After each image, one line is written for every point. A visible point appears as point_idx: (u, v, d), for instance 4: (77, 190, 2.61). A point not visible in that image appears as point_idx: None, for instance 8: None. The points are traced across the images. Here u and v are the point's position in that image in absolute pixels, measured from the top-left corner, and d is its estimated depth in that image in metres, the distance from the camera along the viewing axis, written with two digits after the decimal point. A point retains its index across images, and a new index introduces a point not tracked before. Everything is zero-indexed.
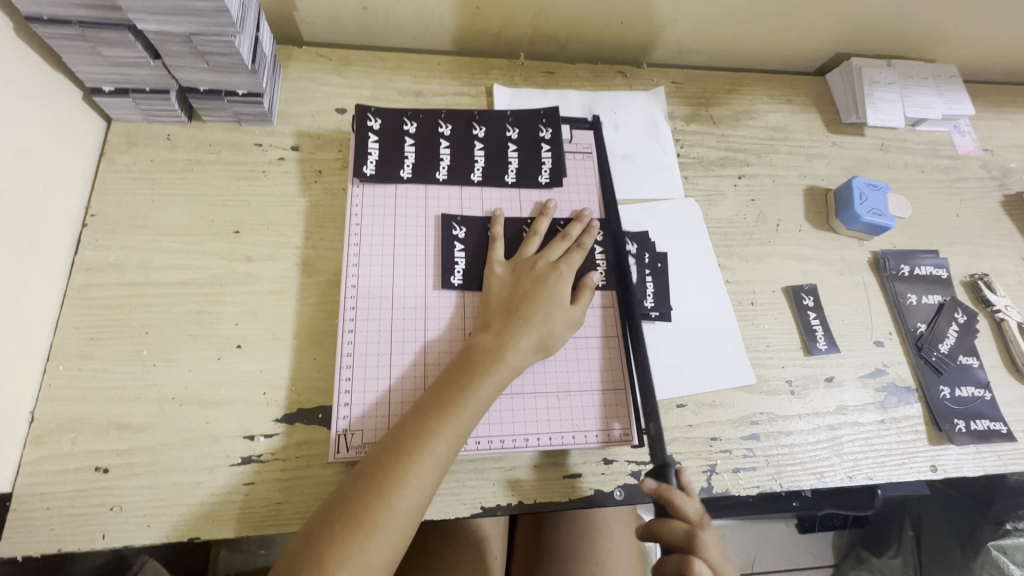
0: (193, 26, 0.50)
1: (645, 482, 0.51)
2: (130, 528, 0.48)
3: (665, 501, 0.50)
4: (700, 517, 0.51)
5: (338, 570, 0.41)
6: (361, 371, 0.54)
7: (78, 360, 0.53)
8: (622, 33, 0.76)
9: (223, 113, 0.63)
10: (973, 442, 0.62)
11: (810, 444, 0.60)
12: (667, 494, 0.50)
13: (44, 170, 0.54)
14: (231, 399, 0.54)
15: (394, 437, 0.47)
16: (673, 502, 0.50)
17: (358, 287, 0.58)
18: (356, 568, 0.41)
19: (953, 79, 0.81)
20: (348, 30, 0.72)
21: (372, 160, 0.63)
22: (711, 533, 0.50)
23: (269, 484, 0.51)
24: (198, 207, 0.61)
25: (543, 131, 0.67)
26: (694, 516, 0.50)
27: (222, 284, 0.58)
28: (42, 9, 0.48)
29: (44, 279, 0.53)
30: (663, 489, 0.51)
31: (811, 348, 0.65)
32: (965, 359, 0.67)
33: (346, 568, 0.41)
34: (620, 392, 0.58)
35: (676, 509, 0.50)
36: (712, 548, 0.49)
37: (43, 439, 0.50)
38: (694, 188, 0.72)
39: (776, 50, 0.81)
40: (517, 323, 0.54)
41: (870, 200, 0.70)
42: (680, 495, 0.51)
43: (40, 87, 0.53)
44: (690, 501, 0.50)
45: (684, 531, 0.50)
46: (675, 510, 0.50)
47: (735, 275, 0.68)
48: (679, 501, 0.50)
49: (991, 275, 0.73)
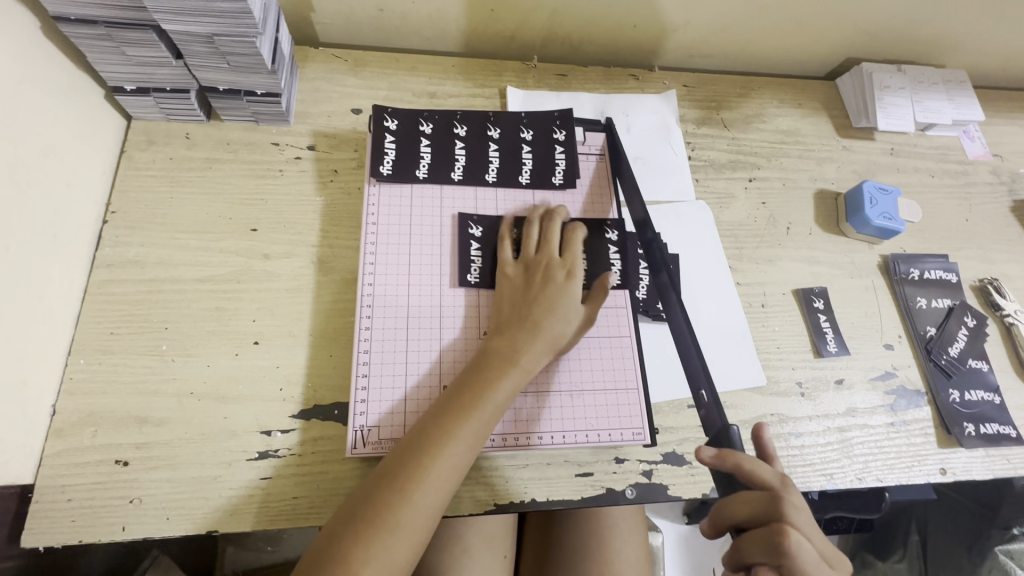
0: (216, 26, 0.51)
1: (705, 450, 0.46)
2: (149, 520, 0.49)
3: (733, 467, 0.46)
4: (779, 479, 0.46)
5: (363, 567, 0.41)
6: (377, 368, 0.55)
7: (99, 354, 0.54)
8: (635, 36, 0.77)
9: (241, 113, 0.64)
10: (982, 445, 0.62)
11: (820, 446, 0.60)
12: (736, 460, 0.46)
13: (67, 167, 0.54)
14: (248, 395, 0.54)
15: (414, 437, 0.48)
16: (743, 468, 0.45)
17: (374, 285, 0.58)
18: (380, 566, 0.42)
19: (962, 85, 0.82)
20: (364, 32, 0.73)
21: (388, 160, 0.63)
22: (795, 493, 0.45)
23: (285, 479, 0.52)
24: (216, 205, 0.62)
25: (557, 133, 0.68)
26: (770, 479, 0.45)
27: (239, 281, 0.59)
28: (69, 9, 0.49)
29: (66, 274, 0.54)
30: (730, 454, 0.46)
31: (821, 350, 0.65)
32: (974, 363, 0.67)
33: (370, 566, 0.42)
34: (632, 392, 0.58)
35: (748, 476, 0.45)
36: (799, 510, 0.44)
37: (64, 431, 0.51)
38: (705, 191, 0.72)
39: (787, 55, 0.82)
40: (534, 326, 0.54)
41: (880, 204, 0.71)
42: (749, 460, 0.46)
43: (64, 85, 0.54)
44: (764, 466, 0.46)
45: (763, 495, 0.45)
46: (746, 477, 0.45)
47: (746, 278, 0.68)
48: (750, 468, 0.46)
49: (1000, 280, 0.73)
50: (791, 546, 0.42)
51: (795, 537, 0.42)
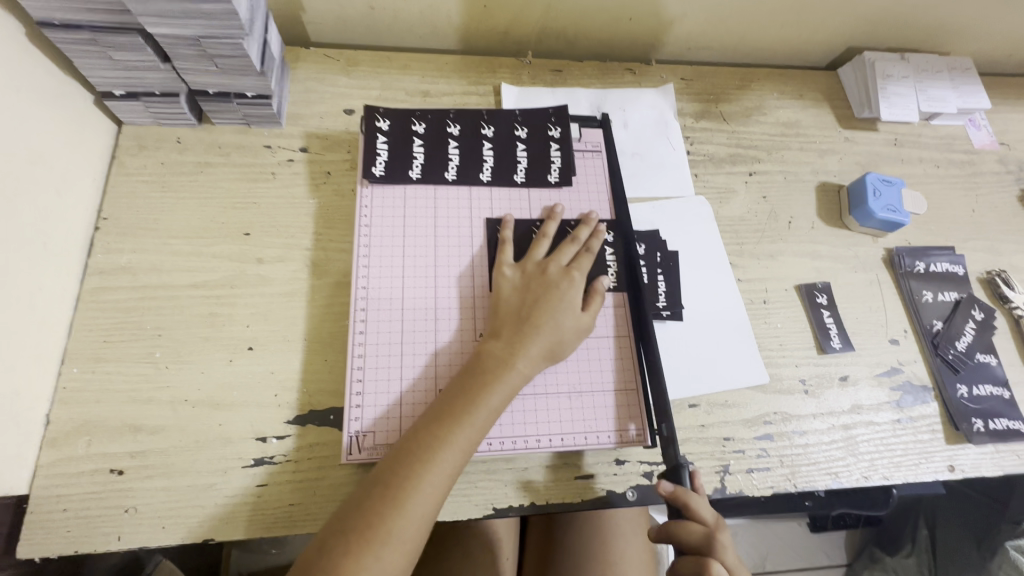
0: (202, 28, 0.50)
1: (662, 485, 0.50)
2: (145, 529, 0.48)
3: (683, 505, 0.50)
4: (716, 518, 0.50)
5: None
6: (372, 373, 0.54)
7: (92, 362, 0.54)
8: (631, 29, 0.75)
9: (233, 115, 0.63)
10: (991, 441, 0.61)
11: (824, 444, 0.59)
12: (685, 500, 0.49)
13: (56, 175, 0.54)
14: (243, 401, 0.54)
15: (407, 445, 0.47)
16: (690, 507, 0.49)
17: (368, 288, 0.58)
18: None
19: (968, 72, 0.80)
20: (356, 31, 0.72)
21: (381, 162, 0.62)
22: (728, 534, 0.50)
23: (281, 486, 0.51)
24: (208, 210, 0.61)
25: (552, 129, 0.67)
26: (708, 519, 0.50)
27: (233, 286, 0.58)
28: (52, 14, 0.48)
29: (57, 283, 0.54)
30: (683, 493, 0.50)
31: (824, 347, 0.64)
32: (982, 357, 0.66)
33: None
34: (632, 393, 0.57)
35: (693, 515, 0.49)
36: (727, 549, 0.49)
37: (59, 441, 0.50)
38: (704, 186, 0.71)
39: (787, 46, 0.80)
40: (527, 330, 0.53)
41: (884, 196, 0.69)
42: (695, 498, 0.50)
43: (52, 92, 0.54)
44: (708, 505, 0.50)
45: (700, 531, 0.49)
46: (691, 514, 0.49)
47: (747, 274, 0.67)
48: (696, 506, 0.50)
49: (1009, 272, 0.71)
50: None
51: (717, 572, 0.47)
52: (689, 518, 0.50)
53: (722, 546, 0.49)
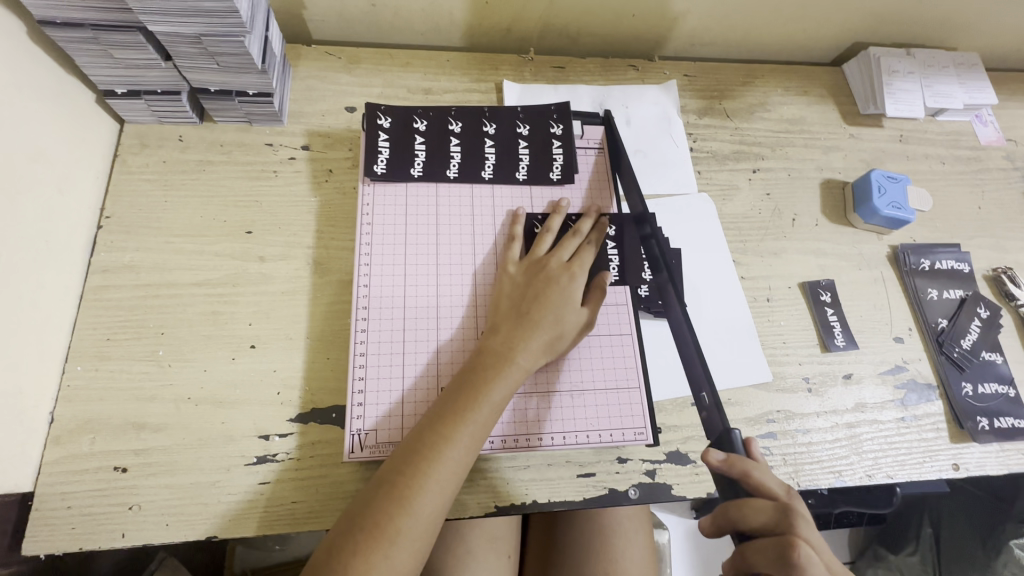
0: (202, 26, 0.50)
1: (713, 453, 0.45)
2: (149, 527, 0.49)
3: (742, 474, 0.44)
4: (784, 488, 0.45)
5: None
6: (373, 372, 0.54)
7: (96, 361, 0.54)
8: (634, 25, 0.75)
9: (234, 113, 0.63)
10: (996, 440, 0.61)
11: (828, 442, 0.59)
12: (745, 467, 0.44)
13: (58, 173, 0.54)
14: (246, 399, 0.54)
15: (411, 443, 0.47)
16: (751, 474, 0.44)
17: (369, 286, 0.58)
18: None
19: (974, 68, 0.79)
20: (358, 28, 0.72)
21: (382, 160, 0.62)
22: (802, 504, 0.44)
23: (284, 484, 0.51)
24: (211, 208, 0.61)
25: (554, 127, 0.66)
26: (776, 490, 0.44)
27: (235, 285, 0.58)
28: (54, 13, 0.48)
29: (60, 282, 0.54)
30: (739, 461, 0.44)
31: (828, 345, 0.63)
32: (988, 355, 0.65)
33: None
34: (634, 391, 0.57)
35: (757, 483, 0.44)
36: (806, 523, 0.43)
37: (63, 438, 0.51)
38: (708, 183, 0.71)
39: (791, 42, 0.80)
40: (529, 324, 0.53)
41: (889, 193, 0.69)
42: (757, 468, 0.44)
43: (53, 91, 0.54)
44: (773, 475, 0.44)
45: (771, 506, 0.43)
46: (755, 485, 0.44)
47: (751, 271, 0.67)
48: (760, 476, 0.44)
49: (1015, 269, 0.71)
50: (801, 559, 0.41)
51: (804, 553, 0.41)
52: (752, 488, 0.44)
53: (802, 521, 0.43)
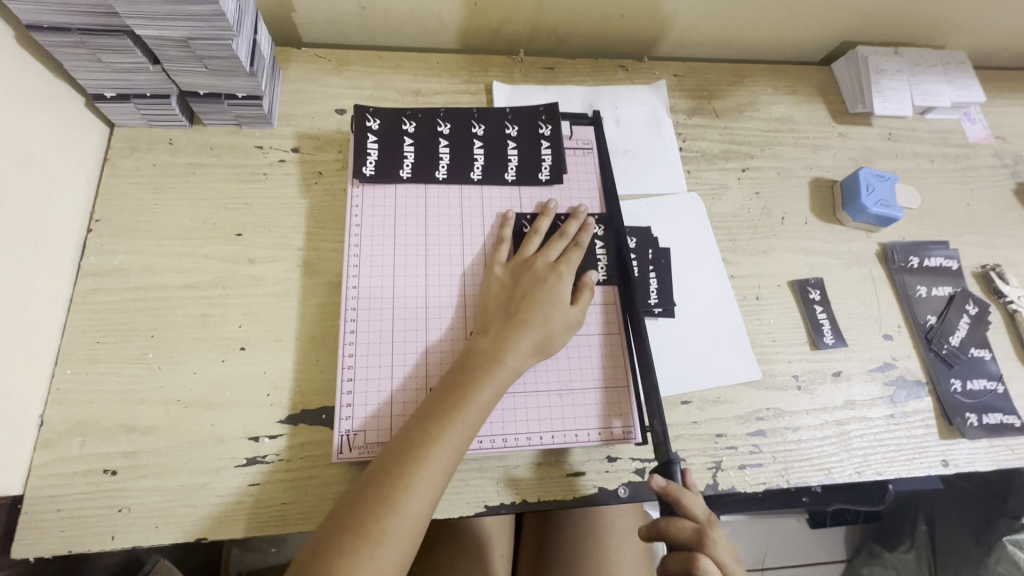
0: (190, 30, 0.50)
1: (656, 477, 0.50)
2: (139, 529, 0.49)
3: (675, 499, 0.49)
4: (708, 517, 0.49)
5: None
6: (362, 372, 0.54)
7: (85, 364, 0.54)
8: (623, 25, 0.75)
9: (223, 116, 0.64)
10: (985, 436, 0.61)
11: (817, 440, 0.59)
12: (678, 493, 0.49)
13: (47, 177, 0.54)
14: (235, 401, 0.54)
15: (399, 444, 0.47)
16: (681, 500, 0.49)
17: (359, 288, 0.58)
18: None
19: (962, 66, 0.80)
20: (347, 31, 0.72)
21: (371, 161, 0.63)
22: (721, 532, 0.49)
23: (273, 485, 0.52)
24: (201, 210, 0.61)
25: (543, 127, 0.67)
26: (700, 517, 0.49)
27: (225, 287, 0.59)
28: (41, 17, 0.49)
29: (49, 285, 0.54)
30: (675, 487, 0.49)
31: (817, 342, 0.64)
32: (976, 352, 0.65)
33: None
34: (623, 390, 0.57)
35: (685, 508, 0.49)
36: (721, 547, 0.48)
37: (52, 442, 0.51)
38: (697, 182, 0.71)
39: (780, 41, 0.80)
40: (517, 325, 0.53)
41: (877, 191, 0.69)
42: (689, 495, 0.50)
43: (42, 95, 0.54)
44: (699, 503, 0.49)
45: (692, 528, 0.48)
46: (682, 509, 0.49)
47: (740, 270, 0.67)
48: (687, 502, 0.49)
49: (1004, 266, 0.71)
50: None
51: (707, 571, 0.46)
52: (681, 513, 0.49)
53: (716, 543, 0.48)
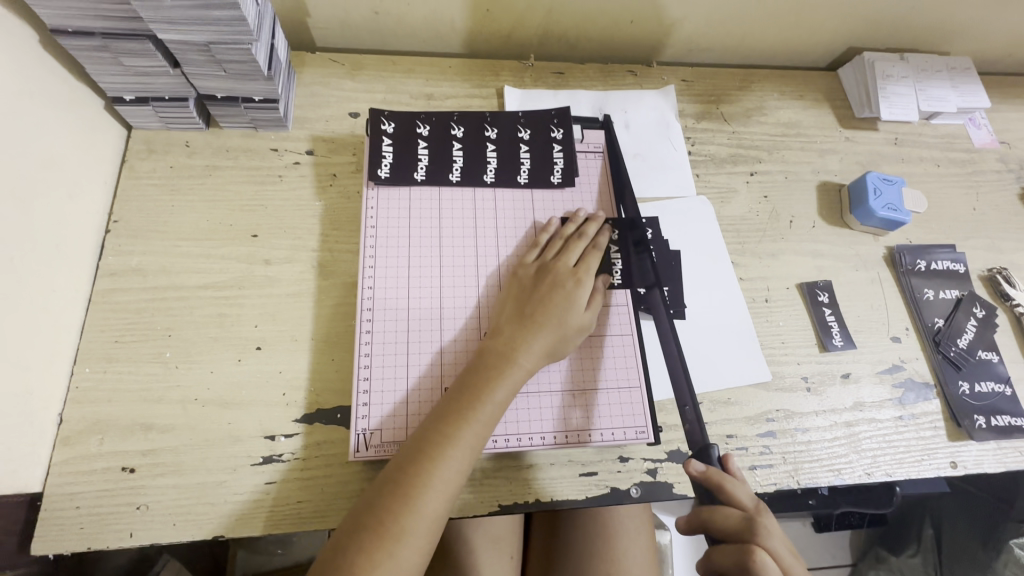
0: (211, 34, 0.51)
1: (695, 464, 0.51)
2: (157, 526, 0.49)
3: (717, 485, 0.51)
4: (755, 504, 0.51)
5: None
6: (378, 371, 0.55)
7: (104, 362, 0.54)
8: (632, 31, 0.76)
9: (240, 119, 0.64)
10: (993, 438, 0.61)
11: (827, 441, 0.60)
12: (720, 479, 0.51)
13: (68, 178, 0.55)
14: (252, 400, 0.55)
15: (417, 443, 0.48)
16: (724, 486, 0.51)
17: (374, 288, 0.58)
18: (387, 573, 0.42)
19: (967, 72, 0.81)
20: (361, 35, 0.73)
21: (386, 164, 0.63)
22: (770, 519, 0.50)
23: (289, 483, 0.52)
24: (217, 212, 0.62)
25: (555, 131, 0.67)
26: (746, 502, 0.51)
27: (241, 287, 0.59)
28: (66, 21, 0.49)
29: (69, 285, 0.54)
30: (716, 473, 0.51)
31: (826, 344, 0.64)
32: (984, 354, 0.66)
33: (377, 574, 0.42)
34: (636, 391, 0.58)
35: (729, 494, 0.51)
36: (772, 533, 0.49)
37: (71, 439, 0.51)
38: (706, 186, 0.72)
39: (787, 47, 0.81)
40: (532, 326, 0.54)
41: (884, 195, 0.70)
42: (731, 481, 0.51)
43: (63, 97, 0.55)
44: (744, 489, 0.51)
45: (739, 515, 0.50)
46: (727, 495, 0.51)
47: (749, 273, 0.68)
48: (731, 487, 0.51)
49: (1010, 269, 0.72)
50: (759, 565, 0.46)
51: (763, 557, 0.47)
52: (726, 497, 0.51)
53: (767, 530, 0.49)
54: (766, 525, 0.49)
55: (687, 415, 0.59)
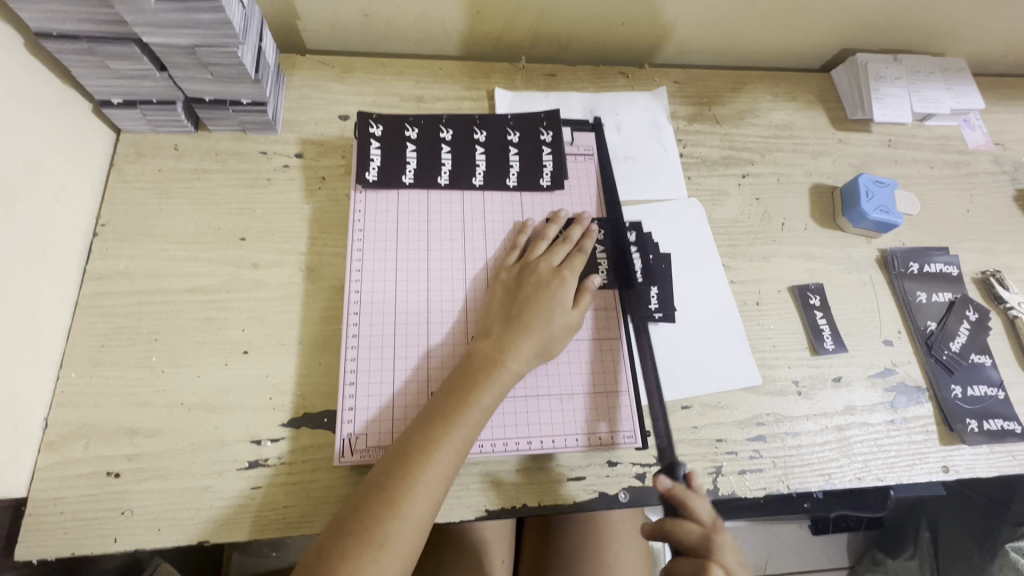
0: (197, 38, 0.51)
1: (661, 479, 0.50)
2: (141, 531, 0.49)
3: (680, 501, 0.50)
4: (714, 519, 0.51)
5: None
6: (364, 376, 0.55)
7: (90, 367, 0.54)
8: (624, 33, 0.76)
9: (229, 122, 0.64)
10: (985, 442, 0.61)
11: (817, 445, 0.59)
12: (683, 495, 0.50)
13: (55, 182, 0.55)
14: (238, 404, 0.54)
15: (402, 447, 0.47)
16: (687, 503, 0.50)
17: (361, 292, 0.58)
18: None
19: (961, 73, 0.80)
20: (351, 38, 0.73)
21: (374, 167, 0.63)
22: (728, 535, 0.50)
23: (275, 488, 0.52)
24: (205, 215, 0.62)
25: (544, 134, 0.67)
26: (706, 518, 0.50)
27: (229, 291, 0.59)
28: (50, 25, 0.49)
29: (55, 289, 0.54)
30: (680, 490, 0.51)
31: (818, 348, 0.64)
32: (977, 358, 0.65)
33: None
34: (624, 395, 0.58)
35: (690, 510, 0.50)
36: (727, 550, 0.49)
37: (56, 444, 0.51)
38: (697, 188, 0.72)
39: (780, 48, 0.81)
40: (519, 328, 0.54)
41: (876, 197, 0.70)
42: (694, 497, 0.51)
43: (50, 101, 0.55)
44: (706, 505, 0.50)
45: (698, 531, 0.50)
46: (689, 511, 0.50)
47: (740, 276, 0.67)
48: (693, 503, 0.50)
49: (1004, 272, 0.71)
50: None
51: (717, 574, 0.47)
52: (687, 513, 0.50)
53: (722, 546, 0.49)
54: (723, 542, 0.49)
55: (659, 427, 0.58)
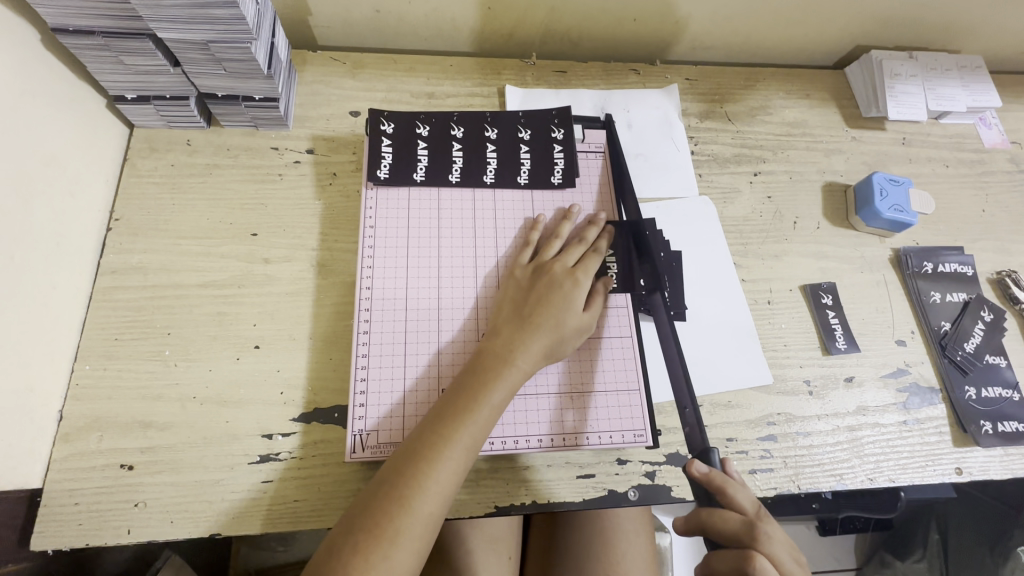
0: (210, 33, 0.51)
1: (697, 465, 0.51)
2: (154, 523, 0.49)
3: (719, 488, 0.50)
4: (755, 510, 0.50)
5: None
6: (375, 372, 0.55)
7: (104, 360, 0.55)
8: (636, 29, 0.75)
9: (241, 118, 0.65)
10: (1000, 444, 0.60)
11: (828, 445, 0.59)
12: (721, 481, 0.51)
13: (69, 176, 0.55)
14: (250, 399, 0.55)
15: (414, 443, 0.47)
16: (726, 489, 0.50)
17: (372, 288, 0.58)
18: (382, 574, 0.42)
19: (978, 70, 0.79)
20: (363, 34, 0.73)
21: (385, 164, 0.63)
22: (771, 525, 0.49)
23: (286, 482, 0.52)
24: (217, 211, 0.62)
25: (555, 131, 0.67)
26: (747, 508, 0.50)
27: (241, 286, 0.59)
28: (67, 20, 0.50)
29: (69, 283, 0.55)
30: (717, 476, 0.51)
31: (830, 348, 0.63)
32: (991, 359, 0.65)
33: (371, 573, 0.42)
34: (634, 393, 0.57)
35: (730, 498, 0.50)
36: (772, 540, 0.48)
37: (71, 436, 0.52)
38: (709, 186, 0.71)
39: (792, 45, 0.80)
40: (530, 327, 0.54)
41: (891, 196, 0.69)
42: (733, 485, 0.51)
43: (65, 96, 0.55)
44: (745, 493, 0.51)
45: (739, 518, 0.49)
46: (728, 498, 0.50)
47: (751, 274, 0.67)
48: (733, 493, 0.50)
49: (1020, 272, 0.70)
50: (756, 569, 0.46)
51: (761, 562, 0.46)
52: (728, 502, 0.50)
53: (767, 536, 0.48)
54: (766, 530, 0.48)
55: (687, 418, 0.57)
